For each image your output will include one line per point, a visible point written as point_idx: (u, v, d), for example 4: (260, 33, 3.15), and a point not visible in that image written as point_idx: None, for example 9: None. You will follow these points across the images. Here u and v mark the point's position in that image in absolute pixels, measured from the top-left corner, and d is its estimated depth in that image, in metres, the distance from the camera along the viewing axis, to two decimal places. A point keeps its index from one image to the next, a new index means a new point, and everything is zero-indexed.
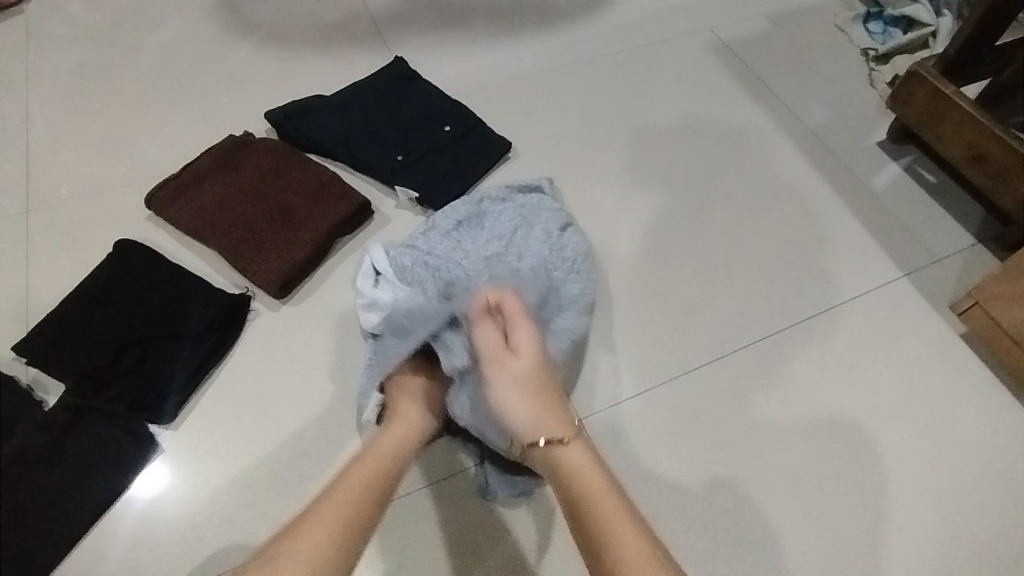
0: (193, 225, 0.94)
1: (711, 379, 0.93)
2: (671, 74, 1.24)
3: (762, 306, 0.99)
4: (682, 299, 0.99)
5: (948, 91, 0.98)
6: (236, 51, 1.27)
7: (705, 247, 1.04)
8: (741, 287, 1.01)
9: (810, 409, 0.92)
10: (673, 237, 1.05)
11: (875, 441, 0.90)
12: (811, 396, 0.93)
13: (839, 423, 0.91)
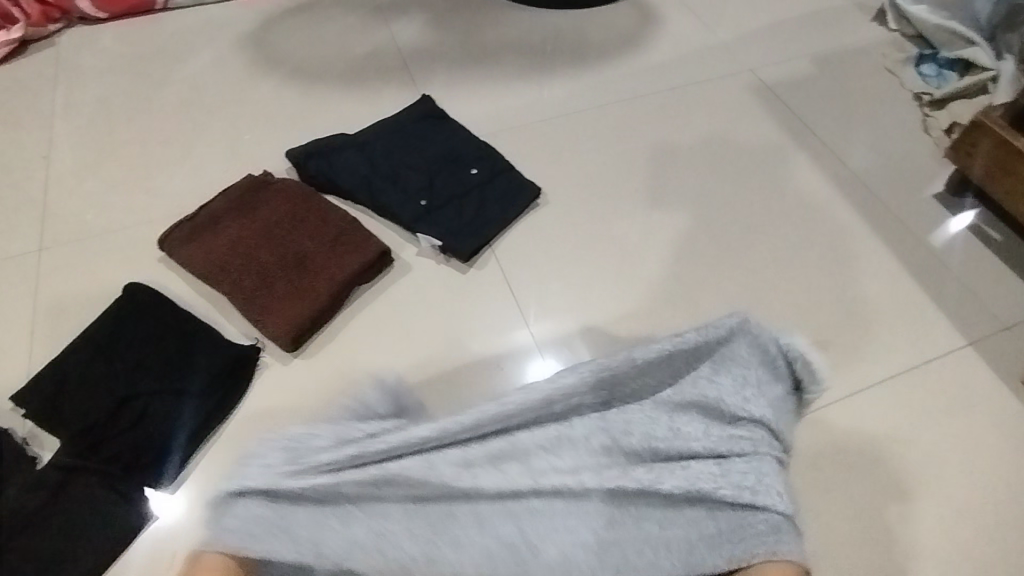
0: (205, 270, 0.89)
1: None
2: (709, 118, 1.18)
3: None
4: None
5: (1018, 143, 0.90)
6: (261, 86, 1.24)
7: (747, 303, 0.97)
8: None
9: (868, 494, 0.82)
10: (712, 293, 0.97)
11: (947, 538, 0.80)
12: (868, 477, 0.83)
13: (903, 514, 0.81)
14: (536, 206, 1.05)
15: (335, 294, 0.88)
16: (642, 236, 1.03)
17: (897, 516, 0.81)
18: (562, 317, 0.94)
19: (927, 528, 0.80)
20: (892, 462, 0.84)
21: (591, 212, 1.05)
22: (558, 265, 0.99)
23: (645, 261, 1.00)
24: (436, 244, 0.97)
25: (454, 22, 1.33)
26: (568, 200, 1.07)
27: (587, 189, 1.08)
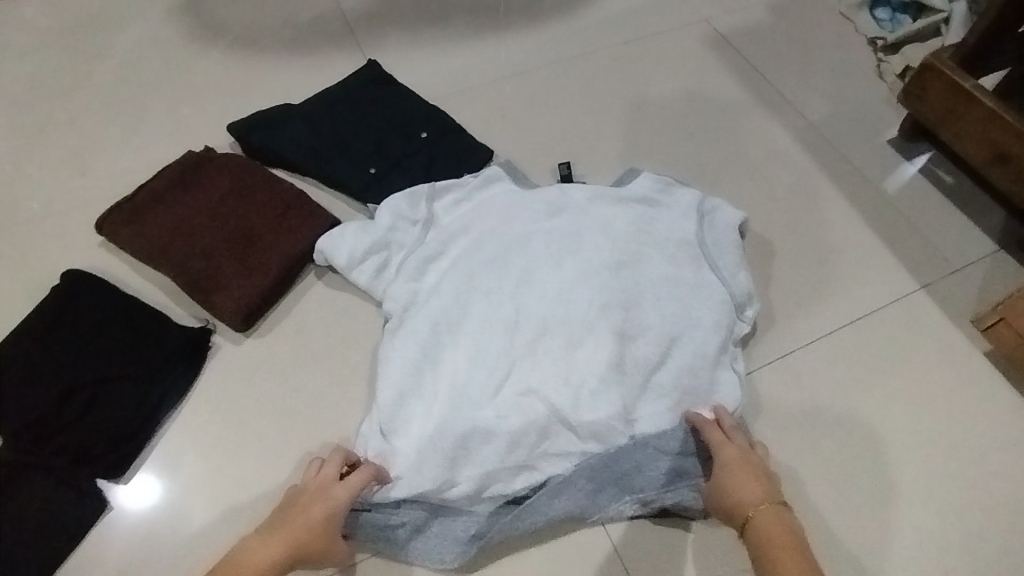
0: (147, 252, 0.85)
1: None
2: (666, 73, 1.16)
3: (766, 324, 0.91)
4: None
5: (966, 85, 0.89)
6: (199, 58, 1.18)
7: None
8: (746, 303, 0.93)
9: (820, 438, 0.84)
10: None
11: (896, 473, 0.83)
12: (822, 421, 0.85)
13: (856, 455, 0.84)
14: None
15: (285, 271, 0.85)
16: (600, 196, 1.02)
17: (852, 460, 0.83)
18: None
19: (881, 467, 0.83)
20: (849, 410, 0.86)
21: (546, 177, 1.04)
22: None
23: None
24: None
25: None
26: (523, 164, 1.05)
27: (542, 151, 1.07)
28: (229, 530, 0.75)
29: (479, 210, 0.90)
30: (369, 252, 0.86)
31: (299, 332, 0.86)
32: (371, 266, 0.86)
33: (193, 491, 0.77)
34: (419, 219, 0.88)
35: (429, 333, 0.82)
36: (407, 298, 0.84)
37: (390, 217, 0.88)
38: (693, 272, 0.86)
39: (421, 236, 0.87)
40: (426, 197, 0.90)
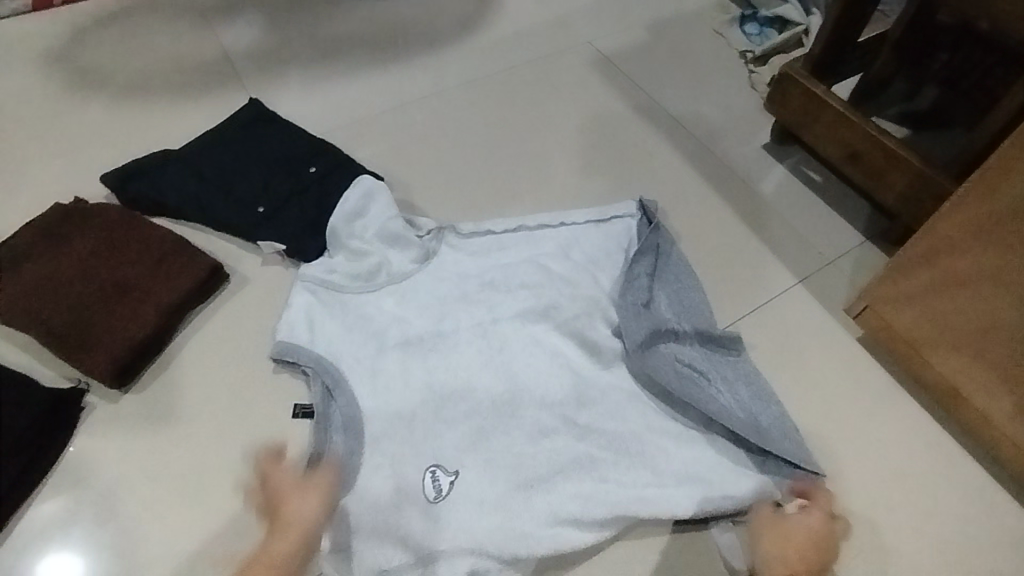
0: (8, 312, 0.80)
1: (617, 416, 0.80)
2: (557, 95, 1.18)
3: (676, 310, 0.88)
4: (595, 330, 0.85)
5: (818, 91, 0.96)
6: (76, 107, 1.13)
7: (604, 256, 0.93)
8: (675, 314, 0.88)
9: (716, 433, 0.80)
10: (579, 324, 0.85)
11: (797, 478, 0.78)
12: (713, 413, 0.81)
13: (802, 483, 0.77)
14: None
15: (162, 319, 0.82)
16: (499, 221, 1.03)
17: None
18: (419, 323, 0.85)
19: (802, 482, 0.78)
20: (775, 419, 0.80)
21: (439, 206, 1.04)
22: (416, 340, 0.84)
23: (512, 360, 0.83)
24: (280, 249, 0.91)
25: (290, 19, 1.26)
26: (415, 193, 1.05)
27: (433, 180, 1.07)
28: None
29: (490, 254, 0.91)
30: (322, 305, 0.86)
31: (179, 384, 0.83)
32: (312, 313, 0.86)
33: (69, 552, 0.73)
34: (378, 254, 0.90)
35: (412, 355, 0.83)
36: (370, 328, 0.85)
37: (354, 242, 0.90)
38: (691, 320, 0.87)
39: (396, 270, 0.89)
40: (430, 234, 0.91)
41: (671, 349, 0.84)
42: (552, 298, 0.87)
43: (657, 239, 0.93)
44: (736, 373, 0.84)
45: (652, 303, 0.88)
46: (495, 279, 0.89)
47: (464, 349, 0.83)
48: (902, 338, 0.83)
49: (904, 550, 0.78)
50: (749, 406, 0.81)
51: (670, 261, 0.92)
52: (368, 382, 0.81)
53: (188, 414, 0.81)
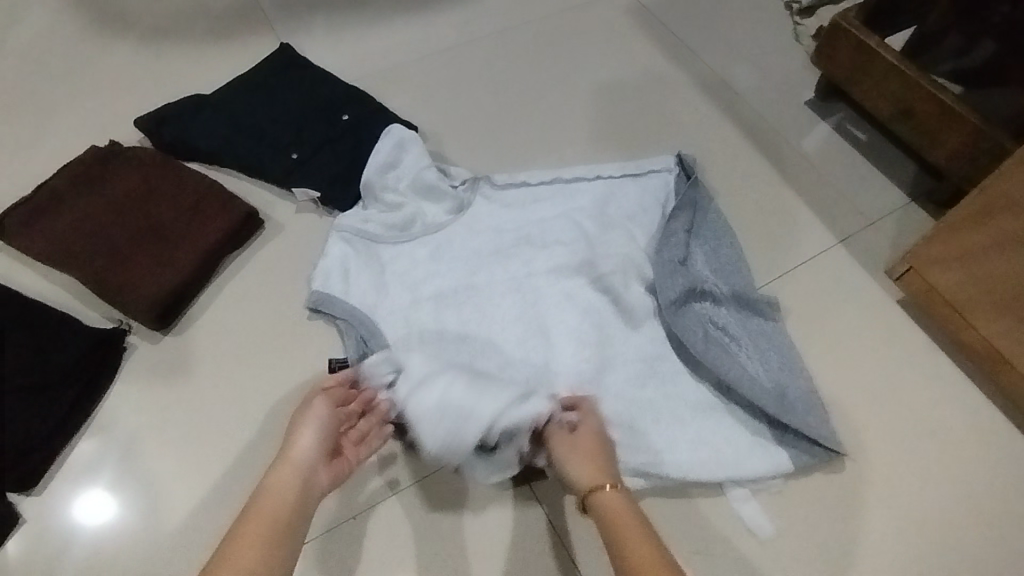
0: (50, 254, 0.81)
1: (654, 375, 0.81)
2: (592, 45, 1.14)
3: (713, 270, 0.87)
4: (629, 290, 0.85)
5: (871, 43, 0.92)
6: (105, 51, 1.12)
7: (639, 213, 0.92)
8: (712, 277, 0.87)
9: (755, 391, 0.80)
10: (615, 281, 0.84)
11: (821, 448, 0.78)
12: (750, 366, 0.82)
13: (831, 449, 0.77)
14: None
15: (200, 264, 0.82)
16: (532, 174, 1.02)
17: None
18: (454, 277, 0.85)
19: (825, 451, 0.78)
20: (800, 391, 0.79)
21: (471, 158, 1.03)
22: (451, 292, 0.84)
23: (544, 315, 0.82)
24: (313, 197, 0.91)
25: None
26: (448, 144, 1.03)
27: (465, 132, 1.05)
28: (151, 530, 0.74)
29: (525, 207, 0.91)
30: (357, 255, 0.86)
31: (218, 328, 0.84)
32: (348, 264, 0.85)
33: (114, 489, 0.75)
34: (412, 206, 0.89)
35: (449, 306, 0.83)
36: (405, 279, 0.85)
37: (388, 195, 0.89)
38: (728, 281, 0.86)
39: (431, 221, 0.89)
40: (463, 184, 0.91)
41: (702, 310, 0.84)
42: (584, 252, 0.86)
43: (696, 194, 0.91)
44: (766, 340, 0.83)
45: (689, 261, 0.86)
46: (531, 234, 0.88)
47: (498, 301, 0.83)
48: (947, 302, 0.82)
49: (937, 510, 0.78)
50: (779, 373, 0.81)
51: (708, 218, 0.90)
52: (403, 328, 0.82)
53: (227, 357, 0.82)
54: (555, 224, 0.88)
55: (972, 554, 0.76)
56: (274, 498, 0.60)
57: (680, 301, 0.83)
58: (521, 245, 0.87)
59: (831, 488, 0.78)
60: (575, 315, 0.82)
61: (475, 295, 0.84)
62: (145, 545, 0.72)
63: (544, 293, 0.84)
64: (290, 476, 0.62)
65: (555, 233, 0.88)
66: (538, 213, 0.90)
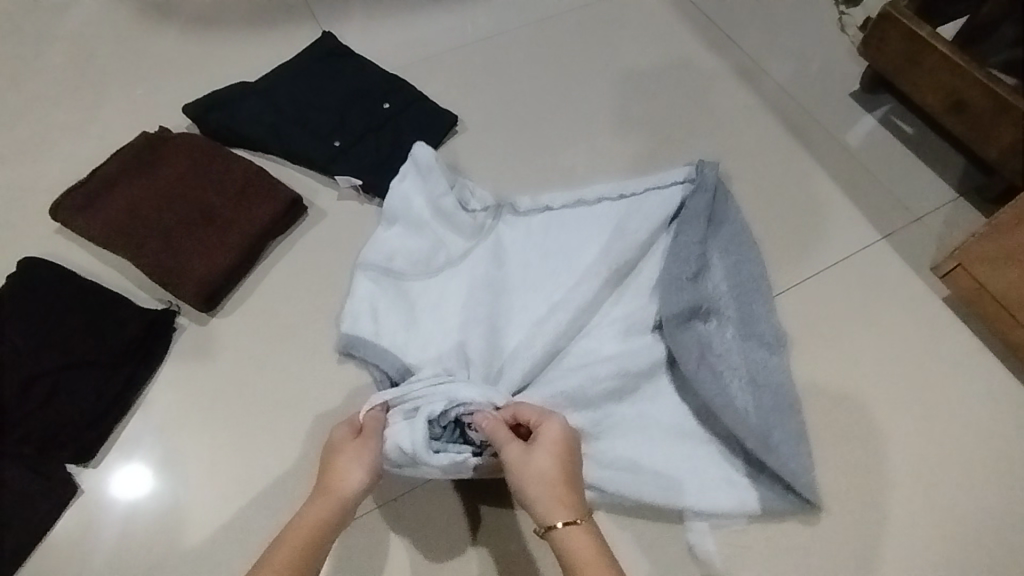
0: (105, 236, 0.83)
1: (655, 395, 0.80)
2: (630, 36, 1.13)
3: (733, 291, 0.85)
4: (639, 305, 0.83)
5: (923, 34, 0.89)
6: (150, 39, 1.14)
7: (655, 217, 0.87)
8: (731, 298, 0.85)
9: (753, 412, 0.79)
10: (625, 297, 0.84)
11: (794, 493, 0.76)
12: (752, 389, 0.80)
13: (808, 496, 0.75)
14: (455, 136, 1.02)
15: (247, 248, 0.85)
16: (569, 162, 1.02)
17: (819, 419, 0.82)
18: (460, 287, 0.84)
19: (799, 499, 0.76)
20: (788, 433, 0.77)
21: (508, 146, 1.03)
22: (473, 300, 0.82)
23: (546, 323, 0.80)
24: (356, 185, 0.92)
25: None
26: (486, 132, 1.03)
27: (503, 120, 1.05)
28: (204, 502, 0.76)
29: (547, 230, 0.88)
30: (385, 295, 0.84)
31: (264, 311, 0.86)
32: (377, 302, 0.83)
33: (169, 463, 0.78)
34: (432, 234, 0.87)
35: (460, 318, 0.81)
36: (426, 299, 0.83)
37: (410, 216, 0.87)
38: (740, 302, 0.85)
39: (453, 253, 0.86)
40: (485, 211, 0.88)
41: (704, 331, 0.82)
42: (595, 262, 0.84)
43: (715, 207, 0.89)
44: (765, 377, 0.80)
45: (705, 273, 0.85)
46: (551, 245, 0.87)
47: (515, 312, 0.83)
48: (996, 301, 0.81)
49: (976, 508, 0.78)
50: (766, 413, 0.78)
51: (732, 230, 0.88)
52: (409, 337, 0.80)
53: (273, 340, 0.85)
54: (572, 237, 0.87)
55: (1011, 553, 0.76)
56: (326, 503, 0.61)
57: (684, 317, 0.81)
58: (539, 258, 0.86)
59: (872, 486, 0.79)
60: (588, 328, 0.82)
61: (491, 308, 0.82)
62: (200, 515, 0.76)
63: (557, 303, 0.82)
64: (352, 481, 0.63)
65: (571, 247, 0.87)
66: (558, 227, 0.88)
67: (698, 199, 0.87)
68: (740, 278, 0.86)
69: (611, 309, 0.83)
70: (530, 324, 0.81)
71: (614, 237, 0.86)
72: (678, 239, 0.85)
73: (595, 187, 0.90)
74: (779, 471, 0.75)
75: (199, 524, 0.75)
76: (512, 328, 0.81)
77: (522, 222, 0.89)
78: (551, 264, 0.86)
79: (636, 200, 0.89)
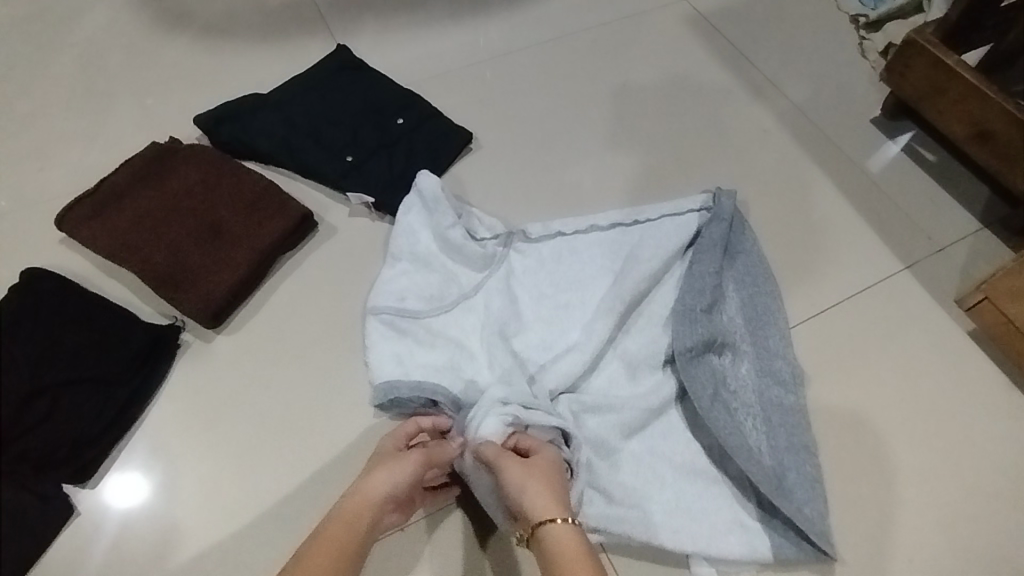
0: (111, 249, 0.82)
1: (669, 429, 0.78)
2: (648, 56, 1.12)
3: (750, 325, 0.83)
4: (651, 337, 0.81)
5: (949, 61, 0.88)
6: (163, 48, 1.13)
7: (672, 243, 0.85)
8: (748, 333, 0.83)
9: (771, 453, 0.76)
10: (638, 329, 0.82)
11: (809, 542, 0.73)
12: (767, 428, 0.77)
13: (823, 546, 0.72)
14: (469, 153, 1.00)
15: (255, 264, 0.83)
16: (585, 183, 1.00)
17: (839, 455, 0.79)
18: (470, 317, 0.82)
19: (814, 548, 0.72)
20: (803, 476, 0.74)
21: (523, 165, 1.01)
22: (486, 332, 0.80)
23: (561, 357, 0.78)
24: (368, 202, 0.91)
25: None
26: (500, 150, 1.02)
27: (517, 137, 1.03)
28: (204, 527, 0.74)
29: (561, 259, 0.86)
30: (400, 336, 0.81)
31: (270, 329, 0.84)
32: (392, 344, 0.80)
33: (169, 485, 0.76)
34: (442, 267, 0.85)
35: (470, 352, 0.80)
36: (436, 329, 0.81)
37: (419, 246, 0.85)
38: (756, 336, 0.82)
39: (465, 284, 0.84)
40: (495, 237, 0.86)
41: (718, 365, 0.80)
42: (608, 292, 0.82)
43: (732, 236, 0.87)
44: (780, 416, 0.78)
45: (719, 305, 0.84)
46: (564, 274, 0.85)
47: (529, 344, 0.80)
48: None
49: (1002, 550, 0.75)
50: (782, 454, 0.76)
51: (748, 261, 0.86)
52: (420, 365, 0.79)
53: (279, 358, 0.83)
54: (584, 265, 0.85)
55: None
56: (360, 502, 0.63)
57: (697, 351, 0.79)
58: (551, 287, 0.84)
59: (894, 526, 0.76)
60: (602, 363, 0.80)
61: (503, 341, 0.80)
62: (199, 540, 0.74)
63: (571, 337, 0.81)
64: (384, 484, 0.64)
65: (583, 276, 0.85)
66: (573, 254, 0.86)
67: (714, 229, 0.85)
68: (757, 310, 0.84)
69: (624, 342, 0.81)
70: (541, 357, 0.80)
71: (628, 265, 0.84)
72: (693, 269, 0.83)
73: (609, 215, 0.87)
74: (793, 517, 0.72)
75: (199, 548, 0.73)
76: (524, 359, 0.79)
77: (535, 248, 0.86)
78: (562, 293, 0.84)
79: (650, 226, 0.87)
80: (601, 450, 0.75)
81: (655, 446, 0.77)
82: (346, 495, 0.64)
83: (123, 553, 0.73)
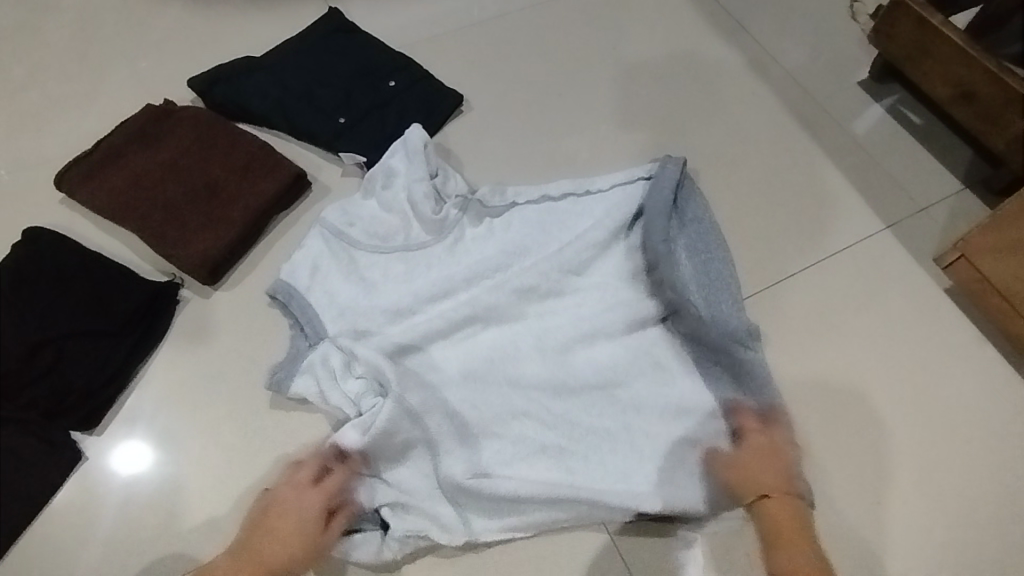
0: (108, 207, 0.84)
1: (620, 395, 0.80)
2: (637, 19, 1.12)
3: (705, 288, 0.85)
4: (600, 307, 0.83)
5: (934, 22, 0.89)
6: (155, 13, 1.14)
7: (623, 212, 0.86)
8: (705, 296, 0.84)
9: (733, 409, 0.79)
10: (590, 300, 0.83)
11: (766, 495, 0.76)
12: (726, 387, 0.80)
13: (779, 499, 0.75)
14: (460, 115, 1.01)
15: (250, 222, 0.85)
16: (574, 145, 1.01)
17: (815, 407, 0.83)
18: (419, 277, 0.84)
19: None
20: (758, 433, 0.78)
21: (513, 127, 1.02)
22: (435, 299, 0.82)
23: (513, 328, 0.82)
24: (360, 161, 0.92)
25: None
26: (490, 113, 1.03)
27: (507, 100, 1.04)
28: (204, 473, 0.78)
29: (510, 228, 0.87)
30: (332, 255, 0.85)
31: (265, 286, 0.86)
32: (321, 261, 0.85)
33: (172, 433, 0.79)
34: (401, 215, 0.87)
35: (413, 311, 0.82)
36: (389, 279, 0.84)
37: (388, 191, 0.87)
38: (710, 300, 0.84)
39: (413, 238, 0.86)
40: (455, 200, 0.88)
41: (673, 331, 0.83)
42: (562, 261, 0.84)
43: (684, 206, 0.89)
44: (735, 378, 0.81)
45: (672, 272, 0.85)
46: (512, 241, 0.86)
47: (476, 310, 0.82)
48: (997, 292, 0.82)
49: (969, 495, 0.79)
50: (739, 413, 0.79)
51: (699, 228, 0.88)
52: (360, 300, 0.83)
53: (275, 314, 0.85)
54: (531, 231, 0.87)
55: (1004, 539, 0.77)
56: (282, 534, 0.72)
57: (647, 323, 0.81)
58: (503, 255, 0.85)
59: (868, 475, 0.80)
60: (550, 331, 0.82)
61: (448, 306, 0.82)
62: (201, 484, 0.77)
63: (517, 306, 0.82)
64: (305, 507, 0.73)
65: (530, 243, 0.86)
66: (524, 221, 0.87)
67: (660, 198, 0.87)
68: (712, 280, 0.86)
69: (578, 313, 0.83)
70: (490, 328, 0.82)
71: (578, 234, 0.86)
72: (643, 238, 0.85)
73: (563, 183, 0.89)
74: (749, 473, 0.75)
75: (201, 493, 0.77)
76: (473, 326, 0.81)
77: (491, 217, 0.88)
78: (510, 261, 0.85)
79: (606, 195, 0.88)
80: (548, 414, 0.78)
81: (612, 413, 0.79)
82: (266, 532, 0.72)
83: (130, 497, 0.77)
